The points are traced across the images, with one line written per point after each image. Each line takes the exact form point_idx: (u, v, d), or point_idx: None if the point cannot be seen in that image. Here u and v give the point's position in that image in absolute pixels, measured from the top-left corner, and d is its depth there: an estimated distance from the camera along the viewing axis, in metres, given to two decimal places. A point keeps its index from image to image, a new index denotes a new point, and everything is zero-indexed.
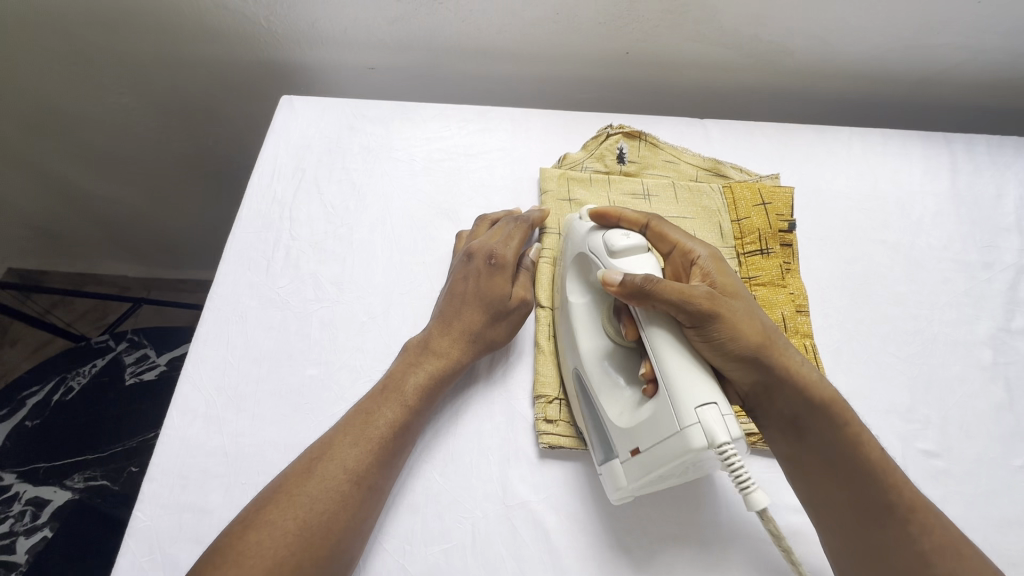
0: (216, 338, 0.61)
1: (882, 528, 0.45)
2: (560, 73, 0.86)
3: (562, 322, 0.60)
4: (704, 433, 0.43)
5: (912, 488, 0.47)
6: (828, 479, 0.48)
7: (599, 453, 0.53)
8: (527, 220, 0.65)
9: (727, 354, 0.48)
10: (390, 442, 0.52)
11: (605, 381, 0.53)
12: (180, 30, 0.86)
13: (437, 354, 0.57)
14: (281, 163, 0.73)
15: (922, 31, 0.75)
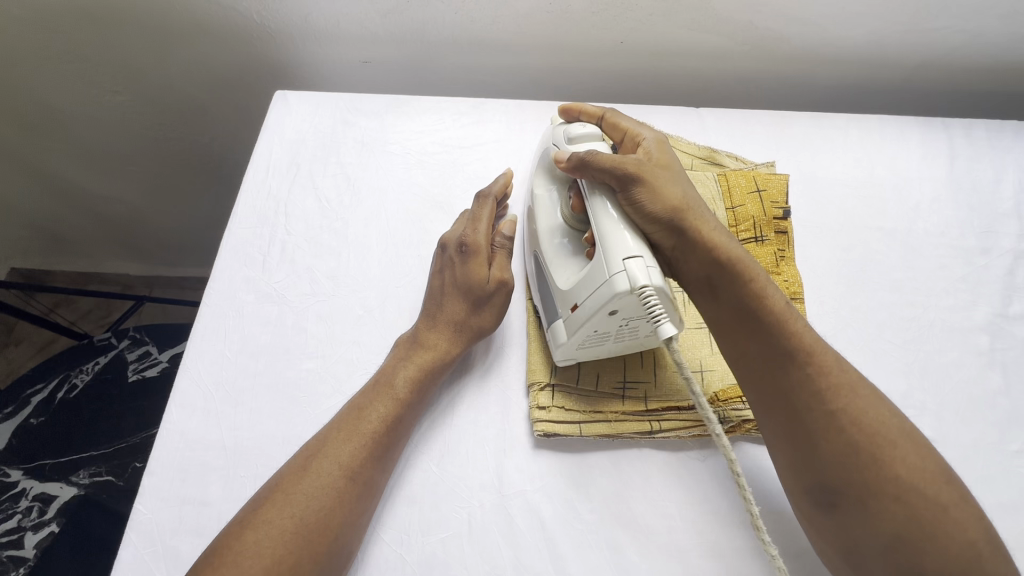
0: (214, 333, 0.62)
1: (782, 373, 0.49)
2: (555, 64, 0.86)
3: (528, 215, 0.64)
4: (628, 279, 0.48)
5: (821, 340, 0.50)
6: (739, 329, 0.52)
7: (547, 318, 0.58)
8: (490, 197, 0.65)
9: (648, 215, 0.52)
10: (383, 436, 0.52)
11: (554, 251, 0.58)
12: (174, 27, 0.86)
13: (426, 347, 0.57)
14: (276, 158, 0.74)
15: (920, 16, 0.75)
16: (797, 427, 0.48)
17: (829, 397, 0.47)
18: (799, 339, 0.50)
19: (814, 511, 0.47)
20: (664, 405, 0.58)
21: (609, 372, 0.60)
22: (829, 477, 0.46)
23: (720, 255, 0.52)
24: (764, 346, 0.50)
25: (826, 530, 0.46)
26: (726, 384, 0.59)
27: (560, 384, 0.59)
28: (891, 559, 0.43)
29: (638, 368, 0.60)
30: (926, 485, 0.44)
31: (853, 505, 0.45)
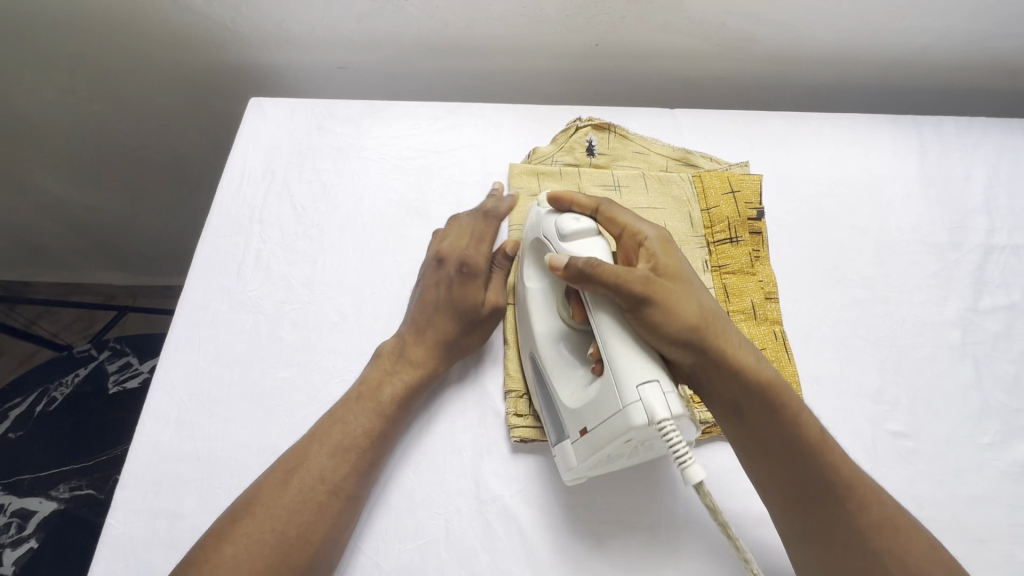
0: (188, 343, 0.61)
1: (824, 510, 0.46)
2: (531, 67, 0.86)
3: (522, 310, 0.60)
4: (645, 411, 0.44)
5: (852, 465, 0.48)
6: (768, 459, 0.48)
7: (554, 434, 0.54)
8: (494, 217, 0.65)
9: (668, 339, 0.47)
10: (367, 450, 0.52)
11: (558, 362, 0.54)
12: (147, 34, 0.85)
13: (412, 362, 0.57)
14: (251, 166, 0.73)
15: (887, 15, 0.76)
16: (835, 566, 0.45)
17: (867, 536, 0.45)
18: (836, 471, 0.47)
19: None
20: None
21: None
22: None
23: (748, 380, 0.48)
24: (800, 479, 0.47)
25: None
26: None
27: None
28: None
29: None
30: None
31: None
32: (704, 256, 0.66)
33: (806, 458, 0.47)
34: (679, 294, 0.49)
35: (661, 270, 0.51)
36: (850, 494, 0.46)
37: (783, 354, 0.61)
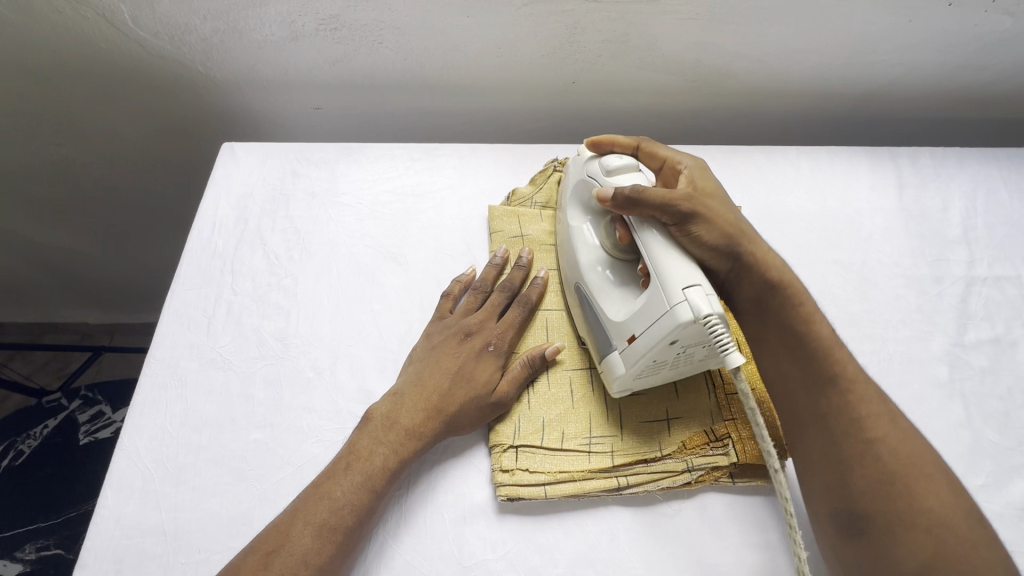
0: (154, 406, 0.59)
1: (825, 399, 0.49)
2: (509, 106, 0.86)
3: (563, 249, 0.64)
4: (690, 308, 0.47)
5: (861, 368, 0.51)
6: (781, 350, 0.52)
7: (600, 349, 0.56)
8: (529, 306, 0.62)
9: (711, 246, 0.53)
10: (354, 530, 0.49)
11: (603, 282, 0.57)
12: (117, 81, 0.83)
13: (402, 431, 0.54)
14: (222, 213, 0.71)
15: (861, 50, 0.76)
16: (826, 451, 0.48)
17: (860, 426, 0.47)
18: (840, 365, 0.50)
19: (837, 536, 0.46)
20: (632, 459, 0.55)
21: (573, 427, 0.57)
22: (853, 501, 0.45)
23: (772, 278, 0.53)
24: (804, 369, 0.50)
25: (845, 555, 0.46)
26: (692, 431, 0.57)
27: (524, 445, 0.56)
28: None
29: (603, 421, 0.57)
30: (953, 533, 0.42)
31: (876, 535, 0.44)
32: None
33: (815, 350, 0.51)
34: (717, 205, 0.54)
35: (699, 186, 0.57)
36: (852, 387, 0.49)
37: None
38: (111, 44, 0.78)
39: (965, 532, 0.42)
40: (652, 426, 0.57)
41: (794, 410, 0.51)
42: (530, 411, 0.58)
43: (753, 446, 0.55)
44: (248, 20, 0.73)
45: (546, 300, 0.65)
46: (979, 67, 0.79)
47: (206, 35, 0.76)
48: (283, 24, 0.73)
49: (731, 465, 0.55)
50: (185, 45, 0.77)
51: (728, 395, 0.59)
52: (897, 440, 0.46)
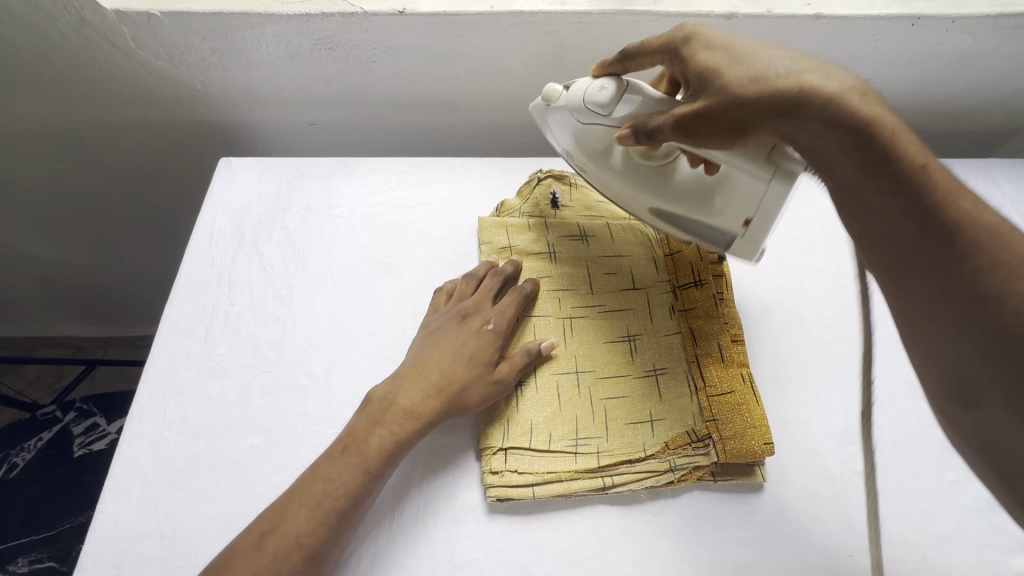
0: (152, 413, 0.60)
1: (923, 252, 0.43)
2: (498, 120, 0.89)
3: (602, 190, 0.65)
4: (785, 168, 0.51)
5: (973, 206, 0.42)
6: (861, 209, 0.46)
7: (716, 246, 0.61)
8: (523, 294, 0.65)
9: (740, 132, 0.50)
10: (347, 513, 0.51)
11: (680, 190, 0.59)
12: (117, 101, 0.85)
13: (401, 411, 0.56)
14: (220, 226, 0.74)
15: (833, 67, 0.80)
16: (928, 321, 0.44)
17: (967, 281, 0.41)
18: (938, 207, 0.42)
19: (951, 406, 0.44)
20: (617, 460, 0.57)
21: (561, 429, 0.59)
22: (964, 372, 0.42)
23: (829, 124, 0.45)
24: (897, 223, 0.44)
25: (963, 427, 0.44)
26: (675, 431, 0.59)
27: (513, 448, 0.58)
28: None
29: (589, 424, 0.59)
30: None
31: (992, 403, 0.41)
32: (670, 300, 0.67)
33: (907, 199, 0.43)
34: (722, 87, 0.50)
35: (698, 70, 0.52)
36: (951, 235, 0.42)
37: (753, 397, 0.60)
38: (113, 63, 0.79)
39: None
40: (637, 428, 0.59)
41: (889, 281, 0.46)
42: (518, 414, 0.59)
43: (735, 446, 0.57)
44: (245, 41, 0.75)
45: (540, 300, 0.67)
46: (946, 82, 0.83)
47: (204, 56, 0.78)
48: (279, 44, 0.76)
49: (712, 464, 0.57)
50: (183, 65, 0.80)
51: (711, 397, 0.60)
52: (1021, 288, 0.39)
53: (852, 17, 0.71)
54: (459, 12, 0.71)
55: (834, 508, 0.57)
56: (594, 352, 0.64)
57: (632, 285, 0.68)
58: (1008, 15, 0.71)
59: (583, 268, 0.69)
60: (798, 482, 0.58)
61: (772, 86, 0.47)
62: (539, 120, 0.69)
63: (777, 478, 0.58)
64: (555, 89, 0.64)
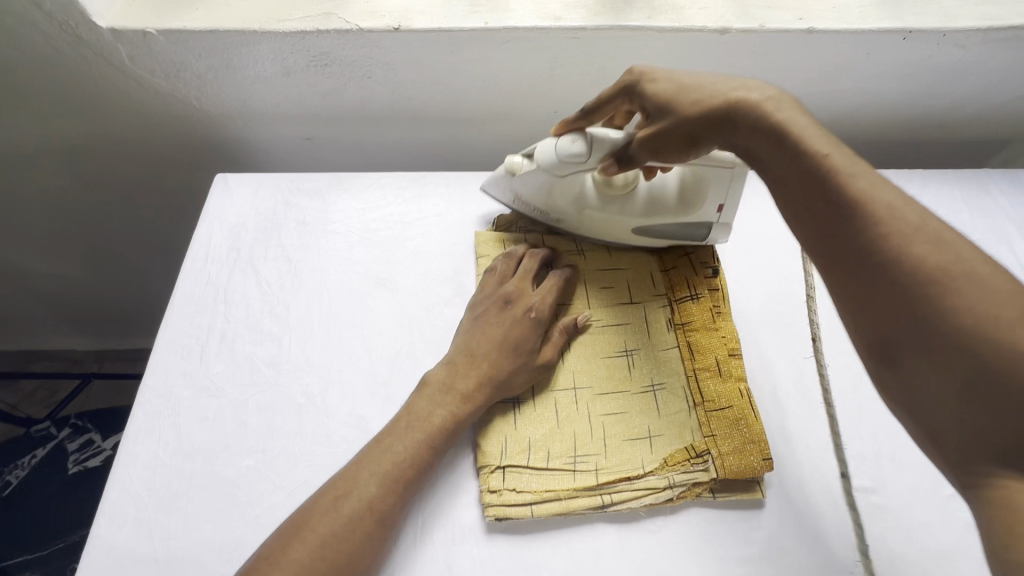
0: (147, 433, 0.60)
1: (838, 223, 0.46)
2: (494, 133, 0.89)
3: (582, 227, 0.72)
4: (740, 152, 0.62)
5: (872, 181, 0.45)
6: (788, 192, 0.50)
7: (694, 238, 0.70)
8: (562, 276, 0.67)
9: (691, 146, 0.57)
10: (411, 481, 0.53)
11: (660, 204, 0.67)
12: (112, 117, 0.85)
13: (459, 391, 0.58)
14: (215, 243, 0.73)
15: (825, 80, 0.80)
16: (850, 287, 0.45)
17: (874, 247, 0.43)
18: (845, 184, 0.46)
19: (879, 368, 0.44)
20: (615, 477, 0.57)
21: (559, 447, 0.59)
22: (886, 330, 0.42)
23: (758, 123, 0.51)
24: (816, 197, 0.47)
25: (890, 388, 0.44)
26: (673, 448, 0.58)
27: (512, 466, 0.57)
28: (961, 417, 0.39)
29: (587, 441, 0.59)
30: (998, 328, 0.37)
31: (911, 358, 0.41)
32: (667, 314, 0.67)
33: (819, 180, 0.47)
34: (676, 107, 0.56)
35: (652, 101, 0.58)
36: (859, 206, 0.44)
37: (752, 412, 0.60)
38: (110, 81, 0.79)
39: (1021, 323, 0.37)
40: (634, 445, 0.59)
41: (816, 253, 0.48)
42: (516, 432, 0.59)
43: (733, 462, 0.56)
44: (241, 58, 0.75)
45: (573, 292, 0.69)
46: (938, 93, 0.83)
47: (199, 72, 0.78)
48: (275, 61, 0.76)
49: (711, 481, 0.57)
50: (179, 81, 0.80)
51: (709, 412, 0.60)
52: (920, 250, 0.41)
53: (844, 31, 0.72)
54: (454, 28, 0.71)
55: (833, 524, 0.57)
56: (592, 367, 0.64)
57: (630, 299, 0.68)
58: (998, 29, 0.72)
59: (581, 283, 0.70)
60: (796, 498, 0.58)
61: (714, 103, 0.54)
62: (504, 194, 0.73)
63: (776, 494, 0.58)
64: (515, 162, 0.69)
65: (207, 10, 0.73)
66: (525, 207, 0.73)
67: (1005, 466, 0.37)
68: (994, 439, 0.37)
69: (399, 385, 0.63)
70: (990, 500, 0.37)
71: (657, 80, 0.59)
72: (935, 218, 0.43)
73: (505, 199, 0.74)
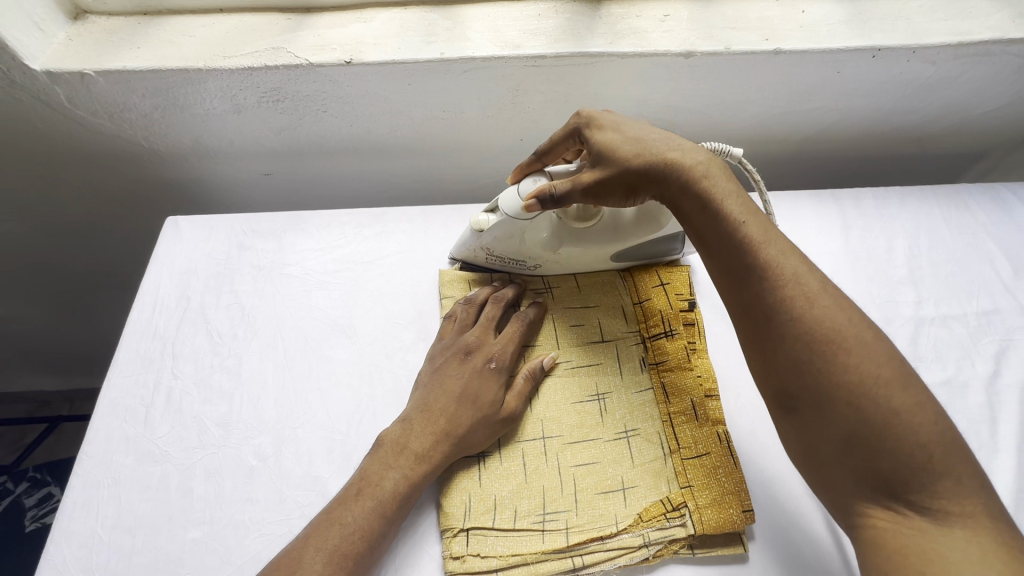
0: (85, 508, 0.55)
1: (749, 287, 0.48)
2: (460, 163, 0.86)
3: (562, 264, 0.68)
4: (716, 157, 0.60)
5: (782, 249, 0.49)
6: (708, 252, 0.51)
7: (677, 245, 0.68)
8: (526, 319, 0.64)
9: (630, 194, 0.55)
10: (363, 555, 0.49)
11: (630, 223, 0.63)
12: (59, 158, 0.81)
13: (414, 452, 0.54)
14: (164, 292, 0.70)
15: (797, 99, 0.78)
16: (759, 342, 0.47)
17: (782, 308, 0.46)
18: (759, 251, 0.49)
19: (781, 417, 0.47)
20: (587, 537, 0.53)
21: (527, 504, 0.55)
22: (788, 385, 0.45)
23: (690, 184, 0.52)
24: (727, 261, 0.50)
25: (789, 434, 0.47)
26: (648, 502, 0.55)
27: (477, 528, 0.54)
28: (848, 464, 0.43)
29: (556, 496, 0.55)
30: (877, 386, 0.43)
31: (809, 411, 0.45)
32: (640, 353, 0.64)
33: (731, 245, 0.50)
34: (619, 156, 0.54)
35: (596, 147, 0.56)
36: (770, 272, 0.48)
37: (730, 458, 0.57)
38: (49, 123, 0.75)
39: (894, 380, 0.43)
40: (607, 499, 0.55)
41: (729, 307, 0.50)
42: (481, 489, 0.56)
43: (712, 516, 0.53)
44: (188, 97, 0.72)
45: (540, 333, 0.65)
46: (911, 109, 0.81)
47: (146, 112, 0.74)
48: (224, 99, 0.73)
49: (689, 537, 0.53)
50: (126, 122, 0.76)
51: (685, 459, 0.57)
52: (819, 313, 0.45)
53: (812, 51, 0.69)
54: (408, 61, 0.68)
55: None
56: (562, 414, 0.60)
57: (601, 338, 0.65)
58: (968, 44, 0.70)
59: (549, 322, 0.66)
60: (783, 550, 0.54)
61: (653, 157, 0.53)
62: (476, 254, 0.68)
63: (760, 547, 0.54)
64: (480, 218, 0.65)
65: (149, 48, 0.70)
66: (500, 261, 0.68)
67: (876, 502, 0.43)
68: (870, 481, 0.43)
69: (358, 441, 0.59)
70: (868, 536, 0.43)
71: (601, 131, 0.57)
72: (830, 284, 0.48)
73: (478, 260, 0.69)
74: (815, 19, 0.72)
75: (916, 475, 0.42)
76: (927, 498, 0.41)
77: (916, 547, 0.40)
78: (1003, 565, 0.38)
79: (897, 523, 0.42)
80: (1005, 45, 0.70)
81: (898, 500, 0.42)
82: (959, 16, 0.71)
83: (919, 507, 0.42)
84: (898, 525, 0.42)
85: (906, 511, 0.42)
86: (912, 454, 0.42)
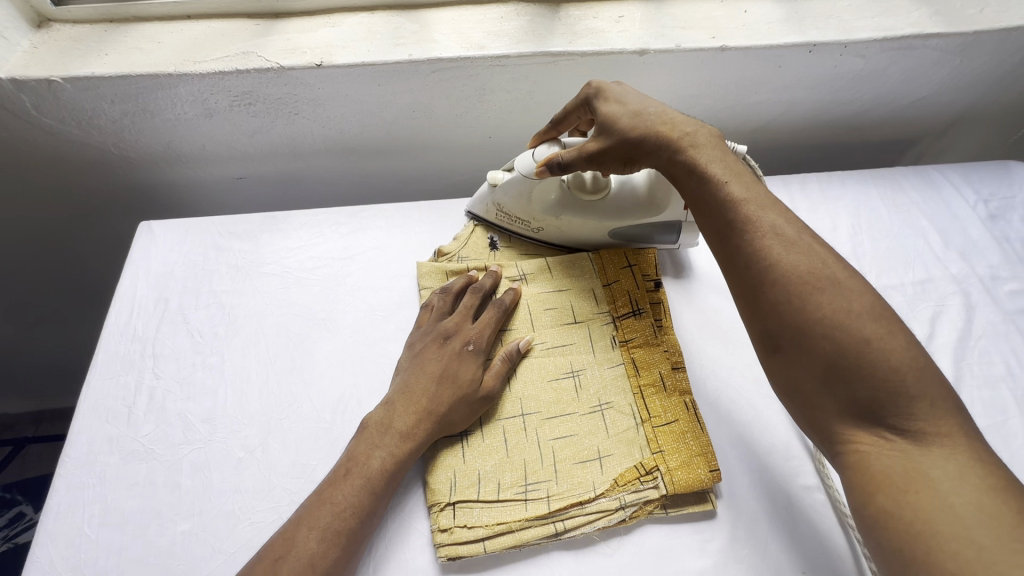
0: (70, 509, 0.55)
1: (729, 240, 0.53)
2: (432, 161, 0.89)
3: (562, 234, 0.74)
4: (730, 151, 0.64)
5: (761, 205, 0.53)
6: (699, 211, 0.56)
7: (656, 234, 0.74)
8: (502, 304, 0.67)
9: (628, 164, 0.61)
10: (355, 530, 0.51)
11: (629, 207, 0.69)
12: (23, 167, 0.80)
13: (398, 429, 0.57)
14: (141, 296, 0.70)
15: (744, 93, 0.84)
16: (743, 288, 0.52)
17: (760, 256, 0.51)
18: (739, 207, 0.53)
19: (769, 357, 0.51)
20: (567, 503, 0.56)
21: (509, 476, 0.58)
22: (770, 325, 0.50)
23: (678, 152, 0.57)
24: (711, 219, 0.55)
25: (777, 371, 0.51)
26: (624, 467, 0.58)
27: (463, 501, 0.56)
28: (833, 395, 0.47)
29: (537, 468, 0.59)
30: (850, 320, 0.47)
31: (791, 348, 0.49)
32: (611, 331, 0.68)
33: (714, 204, 0.54)
34: (619, 127, 0.59)
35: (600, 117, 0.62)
36: (749, 226, 0.52)
37: (697, 424, 0.61)
38: (14, 132, 0.74)
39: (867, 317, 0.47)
40: (585, 467, 0.59)
41: (719, 260, 0.55)
42: (465, 465, 0.58)
43: (683, 475, 0.57)
44: (158, 102, 0.73)
45: (517, 320, 0.68)
46: (847, 100, 0.88)
47: (114, 118, 0.75)
48: (195, 103, 0.74)
49: (662, 497, 0.57)
50: (94, 129, 0.76)
51: (655, 428, 0.61)
52: (796, 259, 0.50)
53: (754, 48, 0.75)
54: (378, 62, 0.71)
55: (783, 528, 0.57)
56: (540, 393, 0.63)
57: (573, 320, 0.68)
58: (892, 39, 0.77)
59: (524, 307, 0.69)
60: (748, 504, 0.58)
61: (649, 130, 0.58)
62: (488, 210, 0.75)
63: (728, 503, 0.58)
64: (498, 175, 0.72)
65: (117, 55, 0.71)
66: (508, 220, 0.74)
67: (859, 427, 0.47)
68: (849, 408, 0.47)
69: (344, 429, 0.61)
70: (852, 461, 0.47)
71: (606, 102, 0.62)
72: (810, 235, 0.52)
73: (489, 216, 0.75)
74: (755, 19, 0.78)
75: (892, 400, 0.45)
76: (905, 421, 0.45)
77: (898, 466, 0.44)
78: (979, 478, 0.42)
79: (878, 446, 0.46)
80: (925, 40, 0.77)
81: (881, 424, 0.46)
82: (883, 14, 0.79)
83: (902, 430, 0.45)
84: (881, 447, 0.45)
85: (890, 435, 0.45)
86: (886, 379, 0.45)
